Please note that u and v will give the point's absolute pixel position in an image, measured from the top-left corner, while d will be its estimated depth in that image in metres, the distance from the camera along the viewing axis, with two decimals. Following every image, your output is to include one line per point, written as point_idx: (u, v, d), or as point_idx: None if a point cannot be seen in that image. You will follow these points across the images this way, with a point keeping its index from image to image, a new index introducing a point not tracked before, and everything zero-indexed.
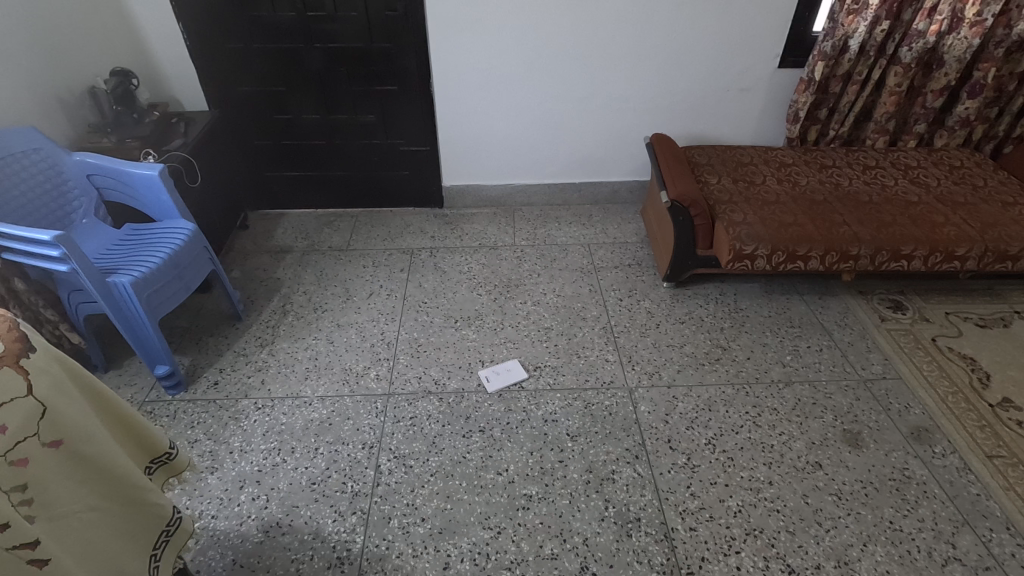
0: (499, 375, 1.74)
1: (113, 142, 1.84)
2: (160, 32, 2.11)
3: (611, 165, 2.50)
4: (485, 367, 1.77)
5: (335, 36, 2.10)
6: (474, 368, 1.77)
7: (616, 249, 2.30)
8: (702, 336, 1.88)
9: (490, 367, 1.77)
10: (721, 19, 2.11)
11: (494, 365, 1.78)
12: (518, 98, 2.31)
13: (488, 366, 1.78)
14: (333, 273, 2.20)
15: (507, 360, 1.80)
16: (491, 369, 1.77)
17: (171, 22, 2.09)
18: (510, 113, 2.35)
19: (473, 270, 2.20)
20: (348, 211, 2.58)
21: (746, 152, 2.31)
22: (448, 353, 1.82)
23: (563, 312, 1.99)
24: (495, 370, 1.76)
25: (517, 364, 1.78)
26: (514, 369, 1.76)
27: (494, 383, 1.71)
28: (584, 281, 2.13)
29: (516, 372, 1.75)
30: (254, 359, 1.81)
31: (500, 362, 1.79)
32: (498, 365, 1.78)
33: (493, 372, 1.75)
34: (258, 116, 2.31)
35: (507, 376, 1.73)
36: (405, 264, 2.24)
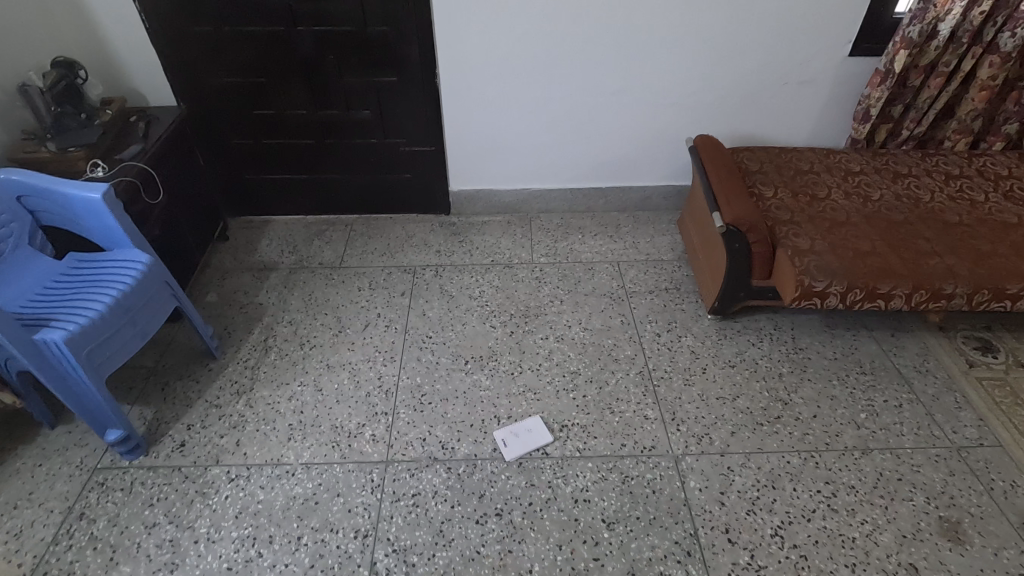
0: (518, 439, 1.45)
1: (53, 151, 1.52)
2: (112, 12, 1.76)
3: (644, 169, 2.17)
4: (499, 426, 1.49)
5: (322, 18, 1.76)
6: (484, 427, 1.49)
7: (650, 270, 1.99)
8: (757, 386, 1.59)
9: (506, 427, 1.48)
10: None
11: (511, 424, 1.49)
12: (537, 92, 1.97)
13: (503, 426, 1.49)
14: (323, 297, 1.90)
15: (526, 417, 1.51)
16: (508, 429, 1.48)
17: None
18: (528, 109, 2.01)
19: (485, 295, 1.90)
20: (342, 218, 2.27)
21: (804, 155, 1.97)
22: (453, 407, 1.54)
23: (592, 351, 1.70)
24: (511, 431, 1.47)
25: (540, 423, 1.49)
26: (535, 430, 1.47)
27: (511, 449, 1.43)
28: (614, 311, 1.83)
29: (538, 436, 1.46)
30: (227, 413, 1.53)
31: (517, 420, 1.50)
32: (516, 424, 1.49)
33: (510, 434, 1.46)
34: (235, 111, 1.98)
35: (527, 441, 1.45)
36: (407, 287, 1.94)
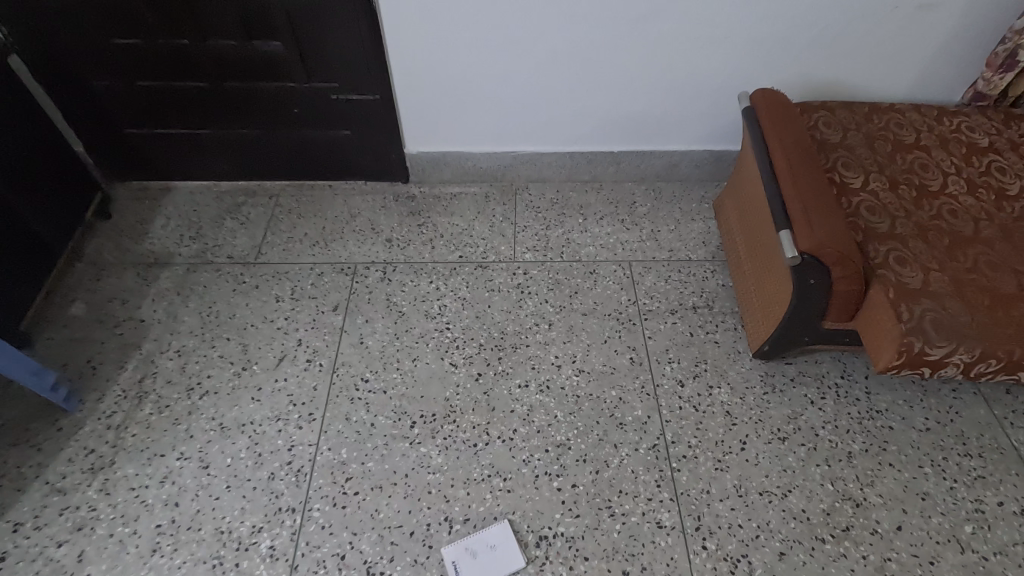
0: (476, 563, 1.03)
1: None
2: None
3: (671, 128, 1.58)
4: (448, 540, 1.06)
5: None
6: (424, 539, 1.06)
7: (672, 276, 1.47)
8: (817, 474, 1.13)
9: (460, 541, 1.06)
10: None
11: (468, 537, 1.06)
12: (524, 16, 1.34)
13: (455, 540, 1.06)
14: (228, 313, 1.41)
15: (489, 524, 1.07)
16: (464, 543, 1.05)
17: None
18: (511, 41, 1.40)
19: (446, 314, 1.40)
20: (266, 187, 1.71)
21: (906, 119, 1.37)
22: (388, 503, 1.10)
23: (588, 410, 1.23)
24: (467, 549, 1.04)
25: (508, 534, 1.06)
26: (502, 546, 1.04)
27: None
28: (621, 342, 1.34)
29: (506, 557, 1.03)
30: (72, 506, 1.09)
31: (474, 528, 1.07)
32: (475, 535, 1.06)
33: (463, 555, 1.04)
34: (86, 41, 1.38)
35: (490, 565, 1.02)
36: (342, 299, 1.43)
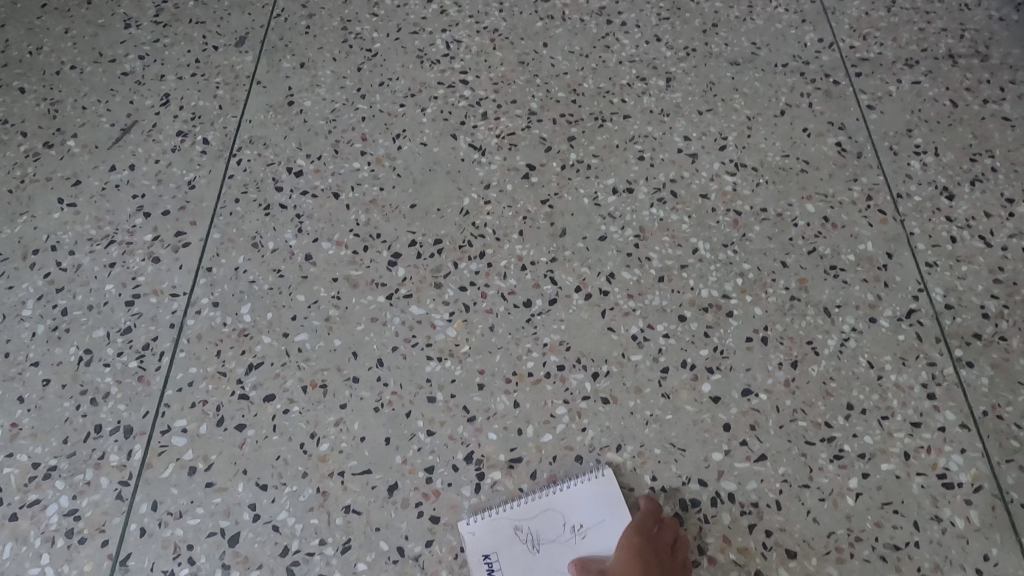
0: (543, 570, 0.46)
1: None
2: None
3: None
4: (477, 516, 0.47)
5: None
6: (414, 504, 0.47)
7: (901, 2, 0.75)
8: None
9: (506, 516, 0.47)
10: None
11: (527, 509, 0.47)
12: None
13: (493, 517, 0.47)
14: (27, 44, 0.71)
15: (572, 481, 0.48)
16: (516, 523, 0.47)
17: None
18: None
19: (462, 58, 0.70)
20: None
21: None
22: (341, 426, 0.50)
23: (762, 241, 0.59)
24: (522, 536, 0.47)
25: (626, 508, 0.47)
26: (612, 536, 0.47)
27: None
28: (815, 115, 0.66)
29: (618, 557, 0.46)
30: None
31: (541, 489, 0.48)
32: (536, 503, 0.48)
33: (513, 550, 0.46)
34: None
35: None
36: (254, 26, 0.72)
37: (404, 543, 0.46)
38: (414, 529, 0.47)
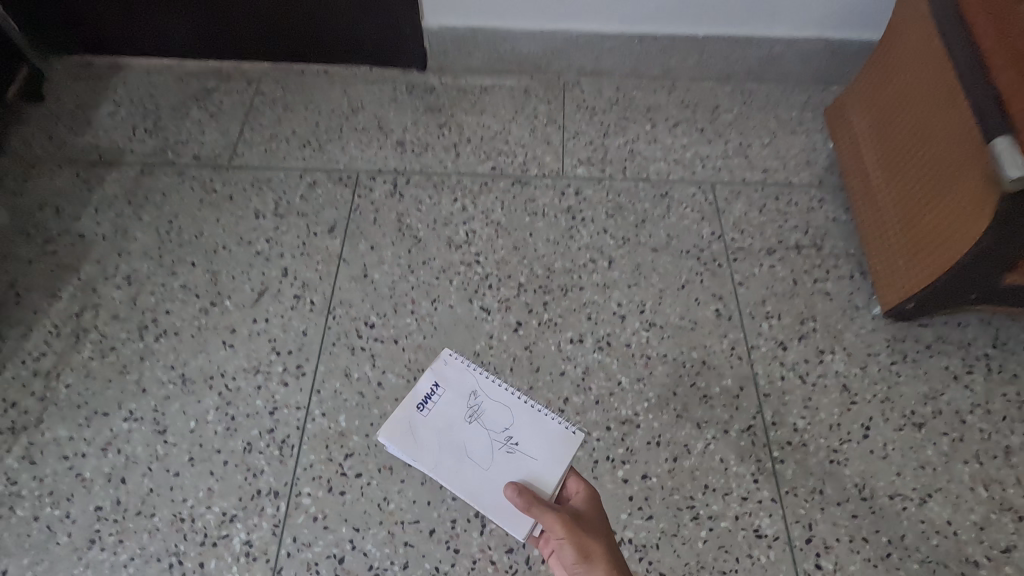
0: (461, 421, 0.86)
1: None
2: None
3: (781, 4, 1.18)
4: (486, 378, 0.91)
5: None
6: (436, 376, 0.91)
7: (769, 205, 1.13)
8: (968, 476, 0.86)
9: (475, 387, 0.90)
10: None
11: (510, 403, 0.89)
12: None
13: (493, 388, 0.90)
14: (194, 229, 1.09)
15: (540, 410, 0.89)
16: (475, 395, 0.89)
17: None
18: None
19: (476, 243, 1.08)
20: (243, 70, 1.33)
21: None
22: (451, 358, 0.93)
23: (662, 377, 0.94)
24: (473, 404, 0.88)
25: (552, 454, 0.84)
26: (519, 456, 0.84)
27: (417, 430, 0.86)
28: (703, 289, 1.02)
29: (508, 471, 0.82)
30: None
31: (531, 407, 0.89)
32: (499, 399, 0.89)
33: (461, 403, 0.88)
34: None
35: (472, 444, 0.84)
36: (341, 217, 1.10)
37: (419, 387, 0.90)
38: (442, 376, 0.91)
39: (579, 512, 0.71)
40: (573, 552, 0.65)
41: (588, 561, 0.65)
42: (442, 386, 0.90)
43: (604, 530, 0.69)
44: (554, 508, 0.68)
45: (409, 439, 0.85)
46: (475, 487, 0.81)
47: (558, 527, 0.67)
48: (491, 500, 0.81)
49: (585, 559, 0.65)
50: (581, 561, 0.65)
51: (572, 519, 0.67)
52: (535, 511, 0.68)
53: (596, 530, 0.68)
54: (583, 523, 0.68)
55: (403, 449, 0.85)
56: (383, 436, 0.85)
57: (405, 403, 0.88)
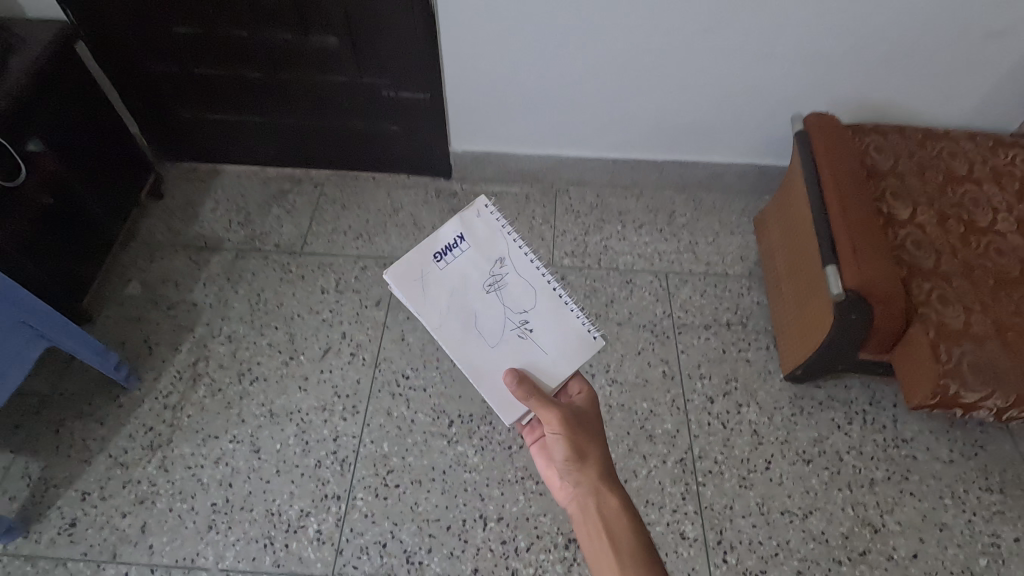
0: (480, 291, 0.97)
1: None
2: None
3: (721, 141, 1.56)
4: (516, 247, 0.99)
5: None
6: (464, 226, 0.99)
7: (709, 290, 1.48)
8: (840, 499, 1.17)
9: (505, 242, 0.99)
10: None
11: (534, 284, 0.97)
12: (579, 21, 1.32)
13: (522, 260, 0.98)
14: (276, 301, 1.46)
15: (563, 306, 0.97)
16: (501, 258, 0.98)
17: None
18: (565, 41, 1.36)
19: None
20: (309, 174, 1.73)
21: (959, 151, 1.34)
22: (485, 211, 1.00)
23: (620, 421, 1.27)
24: (498, 266, 0.98)
25: (561, 348, 0.93)
26: (528, 342, 0.94)
27: (428, 281, 0.97)
28: (655, 354, 1.37)
29: (513, 355, 0.93)
30: (135, 479, 1.18)
31: (556, 297, 0.97)
32: (523, 274, 0.98)
33: (485, 263, 0.98)
34: (143, 25, 1.38)
35: (485, 317, 0.95)
36: (385, 294, 1.47)
37: (444, 235, 0.99)
38: (470, 228, 0.99)
39: (575, 409, 0.82)
40: (567, 449, 0.78)
41: (581, 459, 0.77)
42: (468, 242, 0.99)
43: (597, 432, 0.81)
44: (555, 407, 0.80)
45: (417, 288, 0.96)
46: (477, 360, 0.93)
47: (557, 425, 0.79)
48: (489, 378, 0.92)
49: (578, 460, 0.77)
50: (575, 461, 0.77)
51: (569, 417, 0.80)
52: (534, 405, 0.80)
53: (590, 431, 0.80)
54: (578, 422, 0.80)
55: (410, 296, 0.95)
56: (390, 274, 0.96)
57: (426, 249, 0.97)
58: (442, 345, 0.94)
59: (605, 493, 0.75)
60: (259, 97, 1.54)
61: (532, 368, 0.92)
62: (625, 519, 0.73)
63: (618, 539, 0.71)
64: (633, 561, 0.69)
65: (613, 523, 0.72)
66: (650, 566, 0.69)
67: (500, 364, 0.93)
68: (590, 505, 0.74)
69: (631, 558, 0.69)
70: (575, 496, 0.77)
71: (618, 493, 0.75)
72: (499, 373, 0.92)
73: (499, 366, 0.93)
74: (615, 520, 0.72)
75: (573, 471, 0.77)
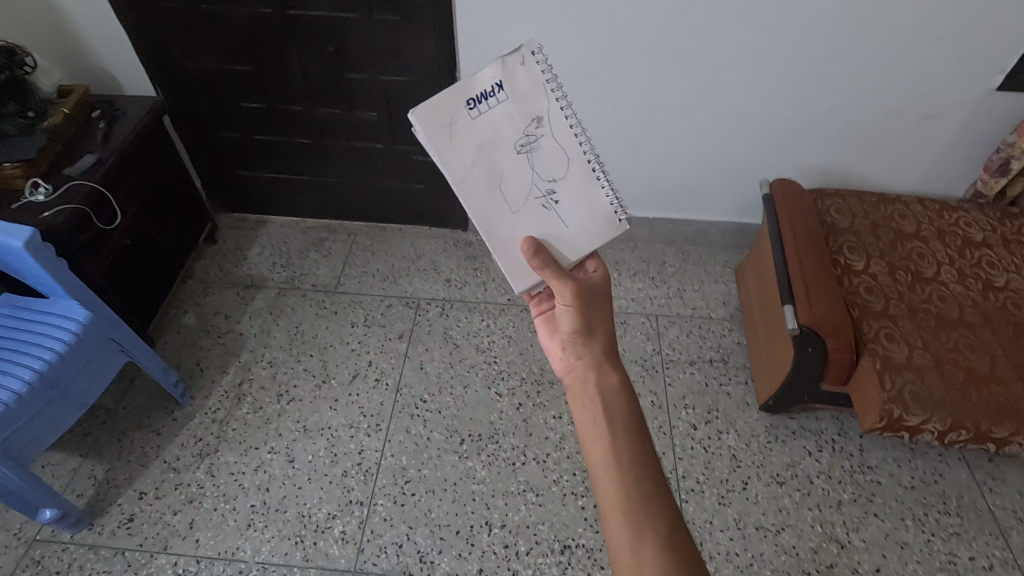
0: (511, 148, 0.81)
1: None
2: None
3: (704, 200, 1.78)
4: (560, 105, 0.81)
5: (325, 19, 1.45)
6: (505, 72, 0.78)
7: (694, 331, 1.66)
8: (809, 517, 1.31)
9: (547, 110, 0.81)
10: (913, 26, 1.33)
11: (570, 151, 0.83)
12: (588, 62, 1.49)
13: (562, 124, 0.82)
14: (312, 332, 1.66)
15: (595, 181, 0.85)
16: (541, 112, 0.81)
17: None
18: (578, 65, 1.50)
19: (495, 349, 1.62)
20: (343, 225, 1.97)
21: (910, 211, 1.52)
22: (532, 57, 0.79)
23: None
24: (534, 128, 0.81)
25: (583, 223, 0.86)
26: (552, 214, 0.85)
27: (457, 127, 0.78)
28: (644, 386, 1.54)
29: (532, 223, 0.84)
30: (185, 482, 1.35)
31: (589, 168, 0.84)
32: (561, 136, 0.82)
33: (518, 122, 0.80)
34: (217, 101, 1.66)
35: (516, 171, 0.82)
36: (407, 328, 1.67)
37: (482, 78, 0.78)
38: (513, 76, 0.79)
39: (588, 286, 0.85)
40: (576, 321, 0.81)
41: (588, 333, 0.81)
42: (507, 90, 0.79)
43: (605, 311, 0.84)
44: (568, 280, 0.82)
45: (443, 135, 0.77)
46: (496, 224, 0.83)
47: (569, 297, 0.82)
48: (505, 241, 0.84)
49: (586, 333, 0.81)
50: (581, 331, 0.81)
51: (578, 292, 0.82)
52: (549, 276, 0.82)
53: (599, 310, 0.83)
54: (588, 299, 0.82)
55: (435, 144, 0.77)
56: (415, 115, 0.75)
57: (459, 92, 0.77)
58: (460, 202, 0.81)
59: (605, 369, 0.78)
60: (306, 160, 1.81)
61: (550, 239, 0.85)
62: (622, 393, 0.76)
63: (610, 408, 0.74)
64: (622, 428, 0.71)
65: (608, 394, 0.75)
66: (638, 435, 0.71)
67: (518, 231, 0.84)
68: (589, 377, 0.77)
69: (621, 428, 0.71)
70: (576, 365, 0.80)
71: (616, 371, 0.79)
72: (516, 242, 0.85)
73: (516, 233, 0.84)
74: (611, 392, 0.75)
75: (579, 343, 0.81)
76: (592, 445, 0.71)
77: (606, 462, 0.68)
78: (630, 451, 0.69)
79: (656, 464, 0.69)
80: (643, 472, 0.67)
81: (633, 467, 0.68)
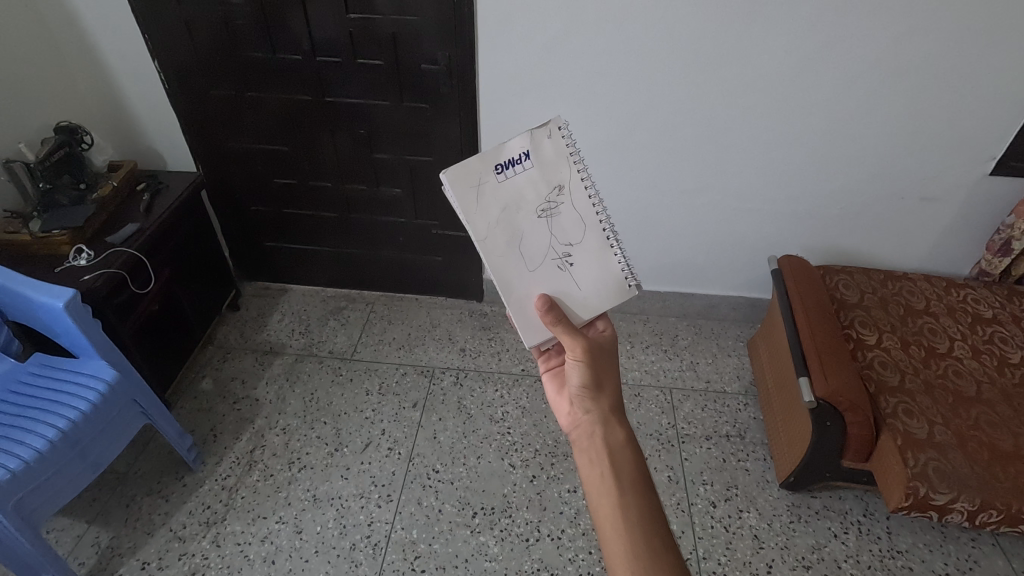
0: (531, 213, 0.86)
1: (43, 245, 1.36)
2: (135, 85, 1.62)
3: (713, 276, 1.83)
4: (581, 176, 0.86)
5: (359, 106, 1.58)
6: (533, 142, 0.85)
7: (710, 406, 1.65)
8: None
9: (568, 180, 0.86)
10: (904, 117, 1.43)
11: (587, 219, 0.88)
12: (601, 147, 1.60)
13: (581, 193, 0.87)
14: (327, 399, 1.67)
15: (610, 250, 0.90)
16: (562, 181, 0.86)
17: (150, 78, 1.60)
18: (591, 152, 1.61)
19: (508, 420, 1.61)
20: (363, 295, 2.03)
21: (917, 287, 1.55)
22: (559, 132, 0.85)
23: None
24: (555, 195, 0.86)
25: (595, 286, 0.90)
26: (565, 275, 0.89)
27: (484, 190, 0.83)
28: (660, 460, 1.51)
29: (547, 283, 0.88)
30: (189, 552, 1.31)
31: (604, 235, 0.89)
32: (578, 206, 0.88)
33: (540, 189, 0.86)
34: (254, 176, 1.78)
35: (532, 235, 0.87)
36: (422, 396, 1.68)
37: (511, 147, 0.85)
38: (540, 147, 0.85)
39: (597, 343, 0.86)
40: (585, 376, 0.82)
41: (597, 389, 0.81)
42: (533, 159, 0.85)
43: (613, 367, 0.85)
44: (579, 337, 0.84)
45: (471, 196, 0.83)
46: (513, 281, 0.87)
47: (579, 352, 0.82)
48: (518, 298, 0.88)
49: (594, 388, 0.81)
50: (590, 387, 0.81)
51: (588, 348, 0.83)
52: (560, 332, 0.84)
53: (607, 367, 0.84)
54: (597, 355, 0.83)
55: (461, 203, 0.83)
56: (446, 174, 0.81)
57: (488, 158, 0.83)
58: (481, 256, 0.86)
59: (613, 425, 0.78)
60: (330, 232, 1.89)
61: (563, 297, 0.89)
62: (629, 450, 0.75)
63: (619, 465, 0.74)
64: (630, 486, 0.71)
65: (617, 451, 0.75)
66: (646, 494, 0.71)
67: (533, 290, 0.88)
68: (596, 433, 0.77)
69: (630, 483, 0.71)
70: (583, 421, 0.80)
71: (624, 428, 0.78)
72: (529, 298, 0.88)
73: (530, 291, 0.88)
74: (618, 448, 0.75)
75: (587, 398, 0.81)
76: (599, 503, 0.70)
77: (615, 522, 0.68)
78: (638, 510, 0.69)
79: (666, 522, 0.69)
80: (653, 532, 0.67)
81: (642, 525, 0.67)
